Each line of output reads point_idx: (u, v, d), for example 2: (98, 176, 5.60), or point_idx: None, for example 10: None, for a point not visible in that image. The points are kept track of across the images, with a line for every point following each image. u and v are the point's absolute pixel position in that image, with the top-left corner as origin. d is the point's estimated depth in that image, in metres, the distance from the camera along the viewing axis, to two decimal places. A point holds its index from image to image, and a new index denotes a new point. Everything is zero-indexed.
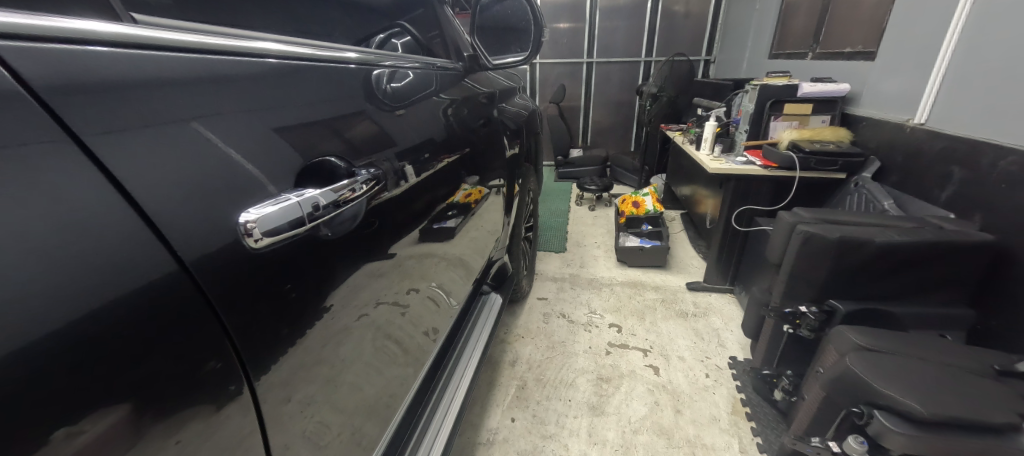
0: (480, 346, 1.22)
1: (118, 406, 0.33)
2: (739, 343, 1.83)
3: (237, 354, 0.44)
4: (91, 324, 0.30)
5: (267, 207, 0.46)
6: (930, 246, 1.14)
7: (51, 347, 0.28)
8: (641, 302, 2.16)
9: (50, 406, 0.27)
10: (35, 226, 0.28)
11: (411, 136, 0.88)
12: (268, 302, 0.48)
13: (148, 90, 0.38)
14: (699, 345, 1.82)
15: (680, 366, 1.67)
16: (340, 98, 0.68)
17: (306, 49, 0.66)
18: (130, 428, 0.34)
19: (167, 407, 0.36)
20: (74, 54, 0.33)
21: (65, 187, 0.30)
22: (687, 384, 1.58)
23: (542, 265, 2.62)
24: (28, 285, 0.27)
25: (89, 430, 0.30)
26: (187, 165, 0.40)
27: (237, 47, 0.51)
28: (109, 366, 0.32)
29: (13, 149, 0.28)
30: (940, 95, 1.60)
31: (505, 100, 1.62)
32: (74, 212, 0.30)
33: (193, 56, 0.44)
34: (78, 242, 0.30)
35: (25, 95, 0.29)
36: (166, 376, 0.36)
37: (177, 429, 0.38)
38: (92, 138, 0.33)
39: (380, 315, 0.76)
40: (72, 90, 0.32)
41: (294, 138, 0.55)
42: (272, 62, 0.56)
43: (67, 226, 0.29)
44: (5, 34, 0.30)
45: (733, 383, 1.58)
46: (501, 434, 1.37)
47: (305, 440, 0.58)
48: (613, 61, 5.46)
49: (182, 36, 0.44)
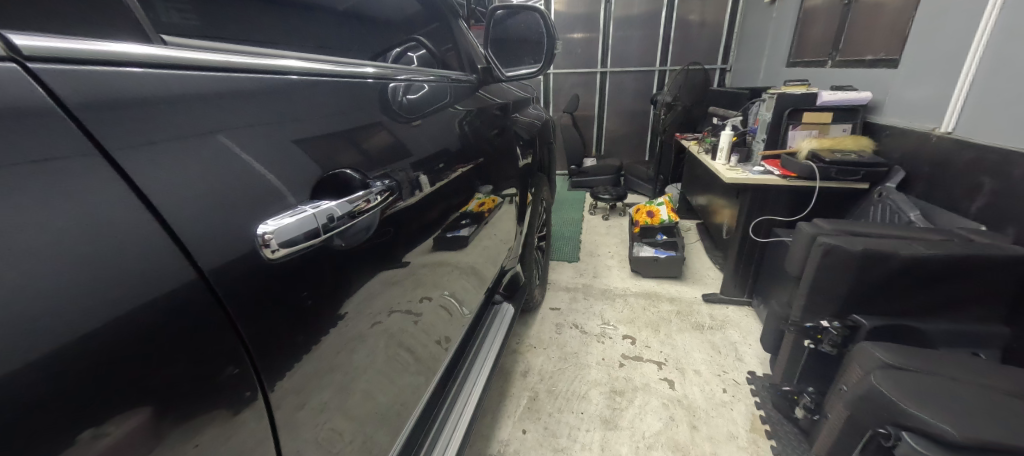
0: (492, 355, 1.22)
1: (136, 411, 0.34)
2: (759, 357, 1.77)
3: (252, 361, 0.45)
4: (112, 330, 0.32)
5: (285, 218, 0.48)
6: (961, 259, 1.09)
7: (75, 353, 0.29)
8: (656, 314, 2.12)
9: (71, 408, 0.29)
10: (62, 236, 0.29)
11: (426, 147, 0.90)
12: (282, 310, 0.49)
13: (175, 106, 0.40)
14: (716, 359, 1.77)
15: (697, 381, 1.63)
16: (357, 112, 0.70)
17: (325, 65, 0.69)
18: (151, 432, 0.35)
19: (184, 413, 0.38)
20: (107, 74, 0.36)
21: (94, 200, 0.32)
22: (704, 399, 1.54)
23: (555, 274, 2.61)
24: (53, 292, 0.28)
25: (111, 433, 0.32)
26: (210, 178, 0.42)
27: (261, 64, 0.54)
28: (129, 371, 0.33)
29: (49, 164, 0.30)
30: (968, 103, 1.54)
31: (519, 110, 1.64)
32: (101, 224, 0.32)
33: (218, 75, 0.46)
34: (103, 251, 0.31)
35: (60, 113, 0.32)
36: (185, 382, 0.37)
37: (195, 433, 0.39)
38: (121, 152, 0.35)
39: (393, 323, 0.77)
40: (107, 107, 0.35)
41: (312, 150, 0.57)
42: (295, 79, 0.58)
43: (93, 236, 0.31)
44: (47, 58, 0.32)
45: (752, 399, 1.53)
46: (512, 446, 1.36)
47: (317, 447, 0.59)
48: (627, 70, 5.46)
49: (210, 56, 0.47)
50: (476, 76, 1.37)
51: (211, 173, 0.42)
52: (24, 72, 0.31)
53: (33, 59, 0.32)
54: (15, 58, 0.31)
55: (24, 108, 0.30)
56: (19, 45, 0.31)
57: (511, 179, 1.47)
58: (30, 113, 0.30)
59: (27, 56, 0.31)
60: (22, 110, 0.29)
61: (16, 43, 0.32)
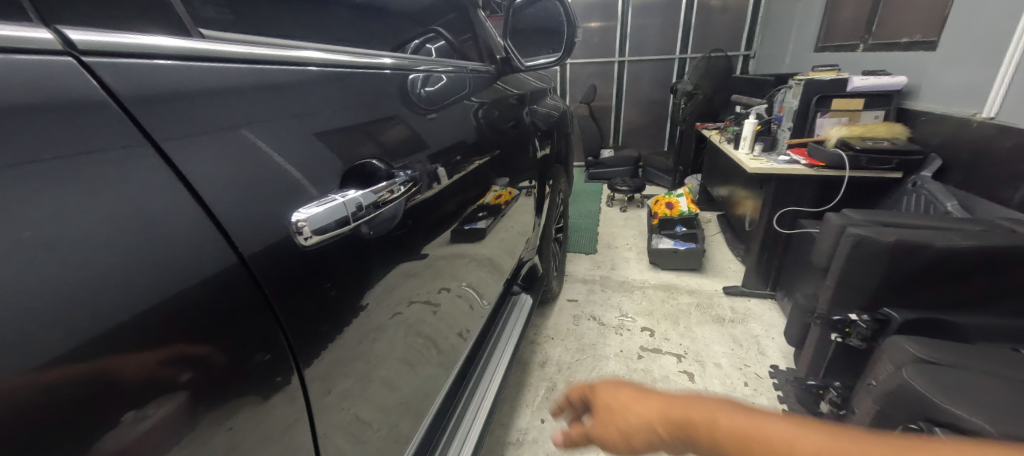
0: (511, 345, 1.23)
1: (180, 391, 0.35)
2: (782, 352, 1.74)
3: (285, 347, 0.47)
4: (155, 315, 0.33)
5: (314, 208, 0.50)
6: (1000, 251, 1.03)
7: (120, 334, 0.31)
8: (675, 306, 2.09)
9: (117, 387, 0.31)
10: (104, 225, 0.31)
11: (443, 139, 0.90)
12: (311, 298, 0.50)
13: (207, 99, 0.42)
14: (738, 352, 1.74)
15: (718, 374, 1.61)
16: (376, 104, 0.70)
17: (344, 56, 0.69)
18: (188, 414, 0.37)
19: (221, 397, 0.39)
20: (147, 67, 0.37)
21: (138, 190, 0.33)
22: (725, 392, 1.52)
23: (572, 267, 2.60)
24: (92, 276, 0.30)
25: (152, 414, 0.34)
26: (245, 169, 0.43)
27: (287, 56, 0.54)
28: (171, 352, 0.34)
29: (100, 155, 0.32)
30: (1014, 86, 1.45)
31: (537, 102, 1.62)
32: (145, 213, 0.33)
33: (242, 67, 0.47)
34: (146, 239, 0.33)
35: (113, 105, 0.33)
36: (221, 365, 0.39)
37: (230, 414, 0.41)
38: (168, 142, 0.37)
39: (412, 314, 0.78)
40: (149, 98, 0.36)
41: (332, 142, 0.58)
42: (315, 71, 0.58)
43: (140, 226, 0.33)
44: (96, 52, 0.34)
45: (775, 393, 1.51)
46: (530, 434, 1.37)
47: (343, 431, 0.61)
48: (645, 58, 5.34)
49: (235, 48, 0.47)
50: (496, 67, 1.41)
51: (244, 164, 0.43)
52: (83, 67, 0.33)
53: (86, 52, 0.33)
54: (72, 52, 0.32)
55: (76, 102, 0.31)
56: (74, 40, 0.33)
57: (527, 171, 1.46)
58: (83, 104, 0.32)
59: (83, 51, 0.33)
60: (78, 104, 0.31)
61: (72, 39, 0.33)
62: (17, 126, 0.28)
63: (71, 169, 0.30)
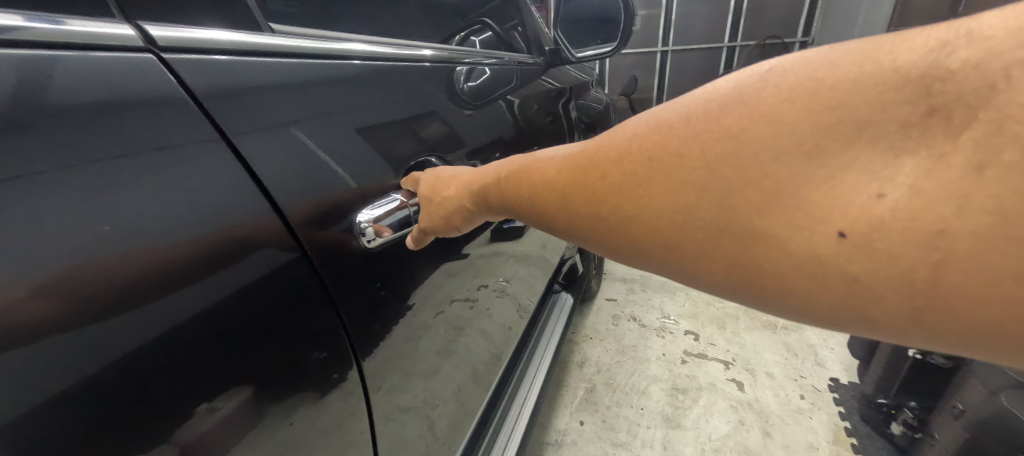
0: (552, 345, 1.21)
1: (245, 385, 0.36)
2: (843, 365, 1.62)
3: (341, 344, 0.47)
4: (222, 309, 0.34)
5: (375, 210, 0.53)
6: None
7: (193, 329, 0.32)
8: (721, 310, 1.99)
9: (191, 379, 0.31)
10: (180, 219, 0.31)
11: (484, 135, 0.87)
12: (364, 295, 0.50)
13: (267, 94, 0.42)
14: (792, 362, 1.64)
15: (770, 384, 1.52)
16: (419, 98, 0.69)
17: (388, 48, 0.69)
18: (254, 407, 0.37)
19: (282, 391, 0.40)
20: (207, 62, 0.37)
21: (207, 185, 0.34)
22: (778, 405, 1.44)
23: (611, 265, 2.54)
24: (169, 270, 0.30)
25: (222, 407, 0.34)
26: (305, 164, 0.44)
27: (329, 50, 0.55)
28: (236, 347, 0.35)
29: (174, 150, 0.32)
30: None
31: (580, 95, 1.57)
32: (213, 208, 0.34)
33: (287, 61, 0.47)
34: (212, 235, 0.33)
35: (187, 101, 0.34)
36: (281, 360, 0.40)
37: (291, 408, 0.42)
38: (235, 138, 0.37)
39: (453, 312, 0.77)
40: (218, 95, 0.37)
41: (375, 139, 0.57)
42: (357, 64, 0.58)
43: (209, 221, 0.33)
44: (175, 48, 0.35)
45: (836, 409, 1.41)
46: (569, 436, 1.36)
47: (392, 429, 0.62)
48: (690, 48, 5.12)
49: (281, 41, 0.48)
50: (545, 59, 1.43)
51: (304, 159, 0.44)
52: (161, 62, 0.33)
53: (166, 49, 0.34)
54: (153, 49, 0.33)
55: (153, 98, 0.32)
56: (155, 36, 0.34)
57: None
58: (159, 100, 0.32)
59: (162, 47, 0.34)
60: (156, 100, 0.32)
61: (153, 34, 0.34)
62: (98, 122, 0.28)
63: (146, 164, 0.31)
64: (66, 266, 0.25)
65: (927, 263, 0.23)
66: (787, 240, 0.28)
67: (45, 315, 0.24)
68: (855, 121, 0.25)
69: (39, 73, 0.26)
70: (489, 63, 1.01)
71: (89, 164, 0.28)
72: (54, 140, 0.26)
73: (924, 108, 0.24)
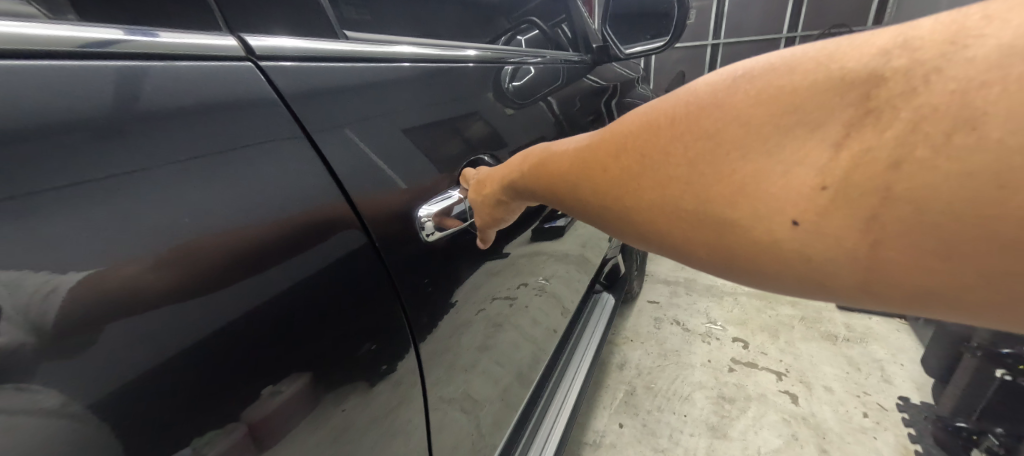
0: (592, 347, 1.21)
1: (305, 371, 0.39)
2: (915, 383, 1.48)
3: (391, 338, 0.49)
4: (288, 300, 0.36)
5: (434, 205, 0.58)
6: None
7: (264, 317, 0.34)
8: (773, 317, 1.88)
9: (262, 363, 0.34)
10: (256, 212, 0.34)
11: (529, 134, 0.88)
12: (411, 291, 0.52)
13: (330, 97, 0.45)
14: (854, 377, 1.52)
15: (829, 399, 1.42)
16: (462, 99, 0.71)
17: (434, 49, 0.71)
18: (312, 392, 0.40)
19: (337, 379, 0.42)
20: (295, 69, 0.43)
21: (279, 181, 0.37)
22: (837, 422, 1.34)
23: (653, 266, 2.46)
24: (246, 260, 0.33)
25: (285, 390, 0.37)
26: (366, 162, 0.47)
27: (382, 53, 0.58)
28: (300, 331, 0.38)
29: (253, 148, 0.36)
30: None
31: (626, 93, 1.53)
32: (281, 203, 0.36)
33: (344, 65, 0.50)
34: (279, 227, 0.36)
35: (265, 104, 0.38)
36: (337, 350, 0.42)
37: (345, 396, 0.44)
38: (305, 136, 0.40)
39: (494, 309, 0.78)
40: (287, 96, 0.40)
41: (424, 138, 0.59)
42: (408, 66, 0.61)
43: (280, 215, 0.36)
44: (267, 56, 0.40)
45: (905, 431, 1.29)
46: (608, 437, 1.35)
47: (437, 419, 0.64)
48: (746, 40, 4.96)
49: (341, 46, 0.51)
50: (591, 56, 1.42)
51: (365, 157, 0.47)
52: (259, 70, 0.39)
53: (262, 57, 0.40)
54: (251, 57, 0.39)
55: (239, 101, 0.36)
56: (253, 45, 0.40)
57: None
58: (243, 104, 0.36)
59: (259, 56, 0.40)
60: (240, 103, 0.36)
61: (251, 43, 0.40)
62: (191, 124, 0.32)
63: (230, 161, 0.34)
64: (165, 249, 0.29)
65: (866, 242, 0.26)
66: (745, 234, 0.32)
67: (150, 298, 0.27)
68: (808, 123, 0.28)
69: (134, 81, 0.30)
70: (535, 62, 1.01)
71: (185, 161, 0.31)
72: (159, 140, 0.30)
73: (865, 106, 0.26)
